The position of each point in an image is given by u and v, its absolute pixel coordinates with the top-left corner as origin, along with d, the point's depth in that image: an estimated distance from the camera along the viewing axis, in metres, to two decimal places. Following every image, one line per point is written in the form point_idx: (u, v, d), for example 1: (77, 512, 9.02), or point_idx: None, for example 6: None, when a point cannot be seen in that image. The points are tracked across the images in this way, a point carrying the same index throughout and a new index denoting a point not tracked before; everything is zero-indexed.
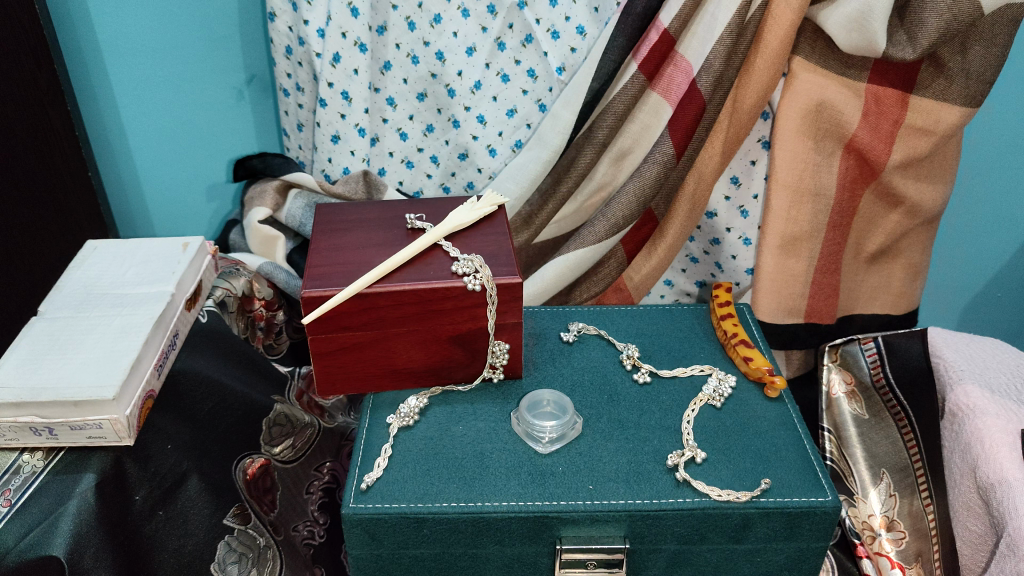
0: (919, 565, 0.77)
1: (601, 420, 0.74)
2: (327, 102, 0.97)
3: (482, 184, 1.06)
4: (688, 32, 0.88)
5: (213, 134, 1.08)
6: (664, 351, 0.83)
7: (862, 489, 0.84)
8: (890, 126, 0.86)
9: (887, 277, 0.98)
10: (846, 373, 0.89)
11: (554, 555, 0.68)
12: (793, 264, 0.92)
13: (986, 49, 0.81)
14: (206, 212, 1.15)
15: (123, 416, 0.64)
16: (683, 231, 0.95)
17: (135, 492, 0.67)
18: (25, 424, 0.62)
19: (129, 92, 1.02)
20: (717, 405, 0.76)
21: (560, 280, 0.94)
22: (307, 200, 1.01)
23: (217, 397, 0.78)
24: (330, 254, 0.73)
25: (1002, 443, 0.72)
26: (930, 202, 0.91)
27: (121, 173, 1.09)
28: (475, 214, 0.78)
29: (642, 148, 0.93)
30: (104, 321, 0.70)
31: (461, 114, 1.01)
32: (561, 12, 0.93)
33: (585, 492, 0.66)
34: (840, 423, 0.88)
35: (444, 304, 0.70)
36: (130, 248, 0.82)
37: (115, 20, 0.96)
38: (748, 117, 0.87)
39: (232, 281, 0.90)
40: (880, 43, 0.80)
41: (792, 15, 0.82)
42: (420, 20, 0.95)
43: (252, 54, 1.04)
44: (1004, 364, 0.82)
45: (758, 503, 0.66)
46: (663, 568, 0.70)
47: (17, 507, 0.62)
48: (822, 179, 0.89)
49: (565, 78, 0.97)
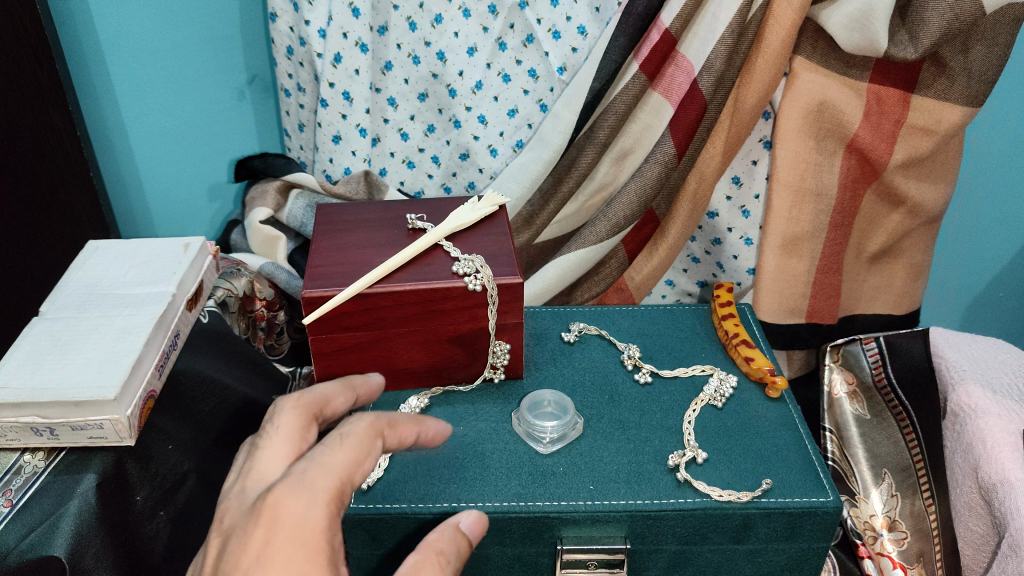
0: (921, 565, 0.78)
1: (601, 421, 0.74)
2: (327, 103, 0.97)
3: (483, 184, 1.06)
4: (688, 31, 0.88)
5: (214, 135, 1.08)
6: (664, 351, 0.83)
7: (864, 490, 0.83)
8: (892, 126, 0.86)
9: (889, 277, 0.98)
10: (848, 373, 0.88)
11: (555, 555, 0.68)
12: (795, 264, 0.91)
13: (988, 49, 0.81)
14: (207, 212, 1.15)
15: (124, 416, 0.63)
16: (684, 232, 0.95)
17: (135, 492, 0.68)
18: (26, 424, 0.62)
19: (130, 92, 1.02)
20: (718, 405, 0.76)
21: (561, 280, 0.94)
22: (308, 201, 1.01)
23: (217, 397, 0.78)
24: (331, 254, 0.73)
25: (1003, 442, 0.72)
26: (931, 202, 0.90)
27: (122, 173, 1.09)
28: (476, 214, 0.78)
29: (643, 148, 0.93)
30: (105, 322, 0.70)
31: (461, 114, 1.01)
32: (562, 12, 0.93)
33: (585, 493, 0.66)
34: (841, 422, 0.87)
35: (446, 304, 0.70)
36: (131, 248, 0.82)
37: (117, 21, 0.96)
38: (748, 117, 0.87)
39: (233, 282, 0.91)
40: (882, 43, 0.79)
41: (793, 15, 0.82)
42: (420, 20, 0.95)
43: (253, 54, 1.04)
44: (1006, 364, 0.82)
45: (758, 503, 0.65)
46: (664, 569, 0.70)
47: (18, 508, 0.61)
48: (823, 179, 0.89)
49: (566, 78, 0.97)
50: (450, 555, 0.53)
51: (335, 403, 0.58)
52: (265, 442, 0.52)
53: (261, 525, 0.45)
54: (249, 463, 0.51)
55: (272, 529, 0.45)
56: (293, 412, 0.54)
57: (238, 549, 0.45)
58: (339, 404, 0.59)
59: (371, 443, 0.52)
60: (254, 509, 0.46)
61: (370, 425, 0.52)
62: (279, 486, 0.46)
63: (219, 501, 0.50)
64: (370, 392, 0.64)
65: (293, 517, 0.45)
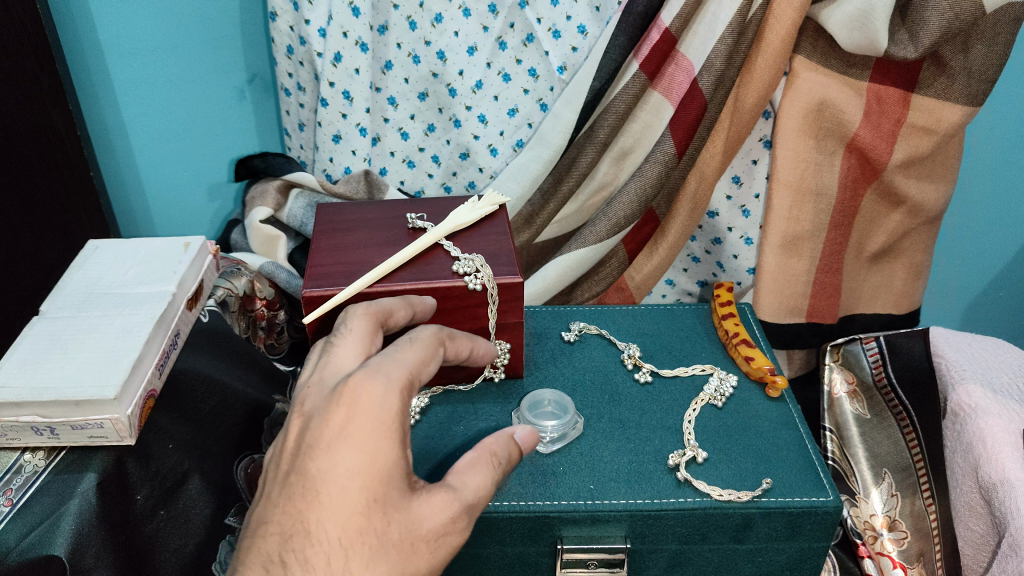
0: (921, 565, 0.78)
1: (601, 420, 0.74)
2: (327, 102, 0.97)
3: (483, 183, 1.06)
4: (688, 31, 0.88)
5: (213, 135, 1.08)
6: (664, 351, 0.83)
7: (864, 489, 0.83)
8: (892, 125, 0.86)
9: (889, 276, 0.98)
10: (848, 373, 0.89)
11: (555, 555, 0.68)
12: (795, 263, 0.91)
13: (988, 49, 0.81)
14: (207, 212, 1.15)
15: (124, 416, 0.63)
16: (684, 231, 0.95)
17: (135, 492, 0.67)
18: (26, 423, 0.62)
19: (130, 92, 1.02)
20: (718, 404, 0.76)
21: (561, 280, 0.94)
22: (308, 200, 1.01)
23: (218, 397, 0.78)
24: (331, 254, 0.73)
25: (1003, 442, 0.72)
26: (931, 201, 0.90)
27: (122, 173, 1.09)
28: (476, 213, 0.77)
29: (643, 147, 0.93)
30: (105, 321, 0.70)
31: (461, 113, 1.01)
32: (562, 11, 0.93)
33: (585, 492, 0.66)
34: (841, 422, 0.87)
35: (446, 304, 0.70)
36: (131, 248, 0.82)
37: (117, 20, 0.96)
38: (748, 117, 0.87)
39: (233, 281, 0.91)
40: (882, 42, 0.79)
41: (793, 14, 0.82)
42: (421, 19, 0.95)
43: (253, 54, 1.04)
44: (1006, 363, 0.82)
45: (758, 503, 0.65)
46: (664, 568, 0.70)
47: (18, 507, 0.62)
48: (823, 178, 0.89)
49: (566, 77, 0.97)
50: (503, 458, 0.54)
51: (397, 316, 0.62)
52: (339, 341, 0.55)
53: (342, 405, 0.48)
54: (323, 359, 0.54)
55: (352, 409, 0.48)
56: (362, 317, 0.58)
57: (319, 427, 0.48)
58: (401, 318, 0.62)
59: (435, 349, 0.57)
60: (334, 392, 0.49)
61: (434, 334, 0.58)
62: (357, 373, 0.50)
63: (298, 388, 0.53)
64: (425, 313, 0.66)
65: (371, 399, 0.49)
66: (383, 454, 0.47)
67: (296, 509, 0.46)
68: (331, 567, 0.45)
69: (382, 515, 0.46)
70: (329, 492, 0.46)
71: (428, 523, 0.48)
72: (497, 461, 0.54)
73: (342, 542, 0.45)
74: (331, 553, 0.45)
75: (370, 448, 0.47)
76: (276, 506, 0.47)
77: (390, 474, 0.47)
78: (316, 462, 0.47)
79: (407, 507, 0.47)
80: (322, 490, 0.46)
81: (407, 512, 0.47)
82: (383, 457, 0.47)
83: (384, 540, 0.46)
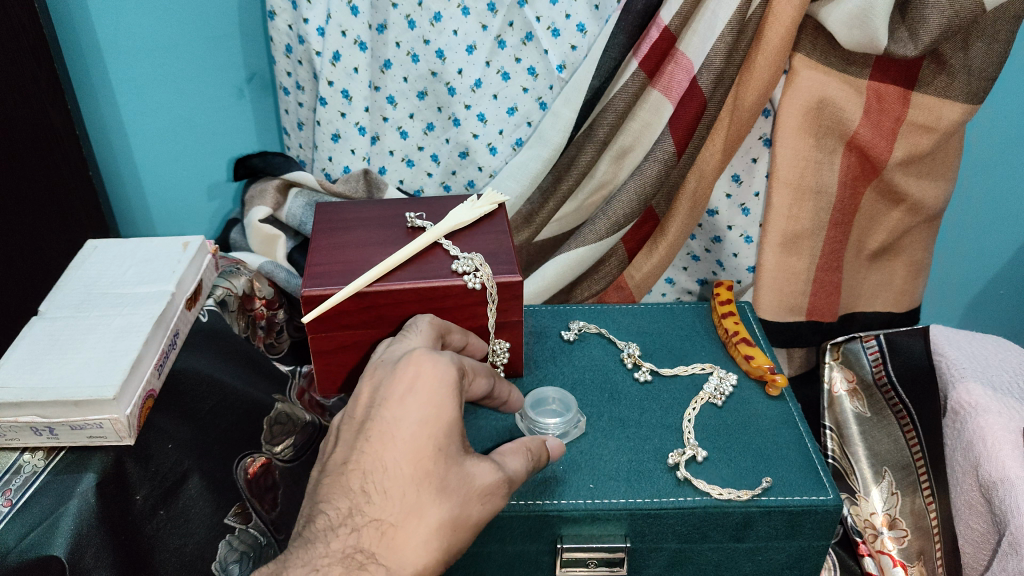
0: (921, 563, 0.77)
1: (601, 418, 0.74)
2: (326, 101, 0.96)
3: (483, 182, 1.06)
4: (688, 28, 0.88)
5: (213, 134, 1.08)
6: (664, 350, 0.83)
7: (864, 488, 0.83)
8: (892, 123, 0.86)
9: (889, 274, 0.98)
10: (847, 371, 0.88)
11: (555, 553, 0.68)
12: (795, 262, 0.91)
13: (987, 46, 0.81)
14: (206, 210, 1.15)
15: (123, 416, 0.63)
16: (684, 229, 0.94)
17: (135, 492, 0.67)
18: (25, 423, 0.62)
19: (129, 91, 1.02)
20: (718, 403, 0.76)
21: (561, 279, 0.94)
22: (307, 199, 1.01)
23: (218, 396, 0.78)
24: (330, 253, 0.73)
25: (1003, 440, 0.72)
26: (931, 199, 0.90)
27: (121, 172, 1.09)
28: (475, 212, 0.77)
29: (643, 145, 0.93)
30: (104, 322, 0.70)
31: (461, 112, 1.01)
32: (562, 10, 0.93)
33: (585, 491, 0.66)
34: (841, 420, 0.87)
35: (444, 303, 0.69)
36: (130, 248, 0.82)
37: (116, 19, 0.96)
38: (748, 114, 0.87)
39: (232, 280, 0.91)
40: (882, 40, 0.79)
41: (793, 11, 0.81)
42: (420, 18, 0.95)
43: (252, 53, 1.03)
44: (1006, 362, 0.82)
45: (758, 501, 0.65)
46: (665, 567, 0.70)
47: (17, 507, 0.61)
48: (823, 176, 0.89)
49: (565, 75, 0.97)
50: (536, 452, 0.57)
51: (452, 338, 0.66)
52: (404, 339, 0.60)
53: (410, 367, 0.52)
54: (392, 344, 0.59)
55: (418, 374, 0.52)
56: (428, 326, 0.62)
57: (389, 385, 0.52)
58: (455, 340, 0.66)
59: (488, 373, 0.60)
60: (403, 358, 0.53)
61: (490, 370, 0.61)
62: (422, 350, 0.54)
63: (375, 358, 0.58)
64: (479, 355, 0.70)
65: (435, 369, 0.52)
66: (447, 409, 0.50)
67: (374, 450, 0.49)
68: (405, 500, 0.48)
69: (445, 464, 0.49)
70: (403, 436, 0.49)
71: (479, 481, 0.50)
72: (533, 455, 0.56)
73: (413, 479, 0.48)
74: (398, 492, 0.48)
75: (435, 404, 0.50)
76: (353, 449, 0.50)
77: (453, 428, 0.50)
78: (389, 410, 0.50)
79: (462, 464, 0.50)
80: (397, 434, 0.49)
81: (462, 468, 0.50)
82: (446, 413, 0.50)
83: (445, 486, 0.48)
